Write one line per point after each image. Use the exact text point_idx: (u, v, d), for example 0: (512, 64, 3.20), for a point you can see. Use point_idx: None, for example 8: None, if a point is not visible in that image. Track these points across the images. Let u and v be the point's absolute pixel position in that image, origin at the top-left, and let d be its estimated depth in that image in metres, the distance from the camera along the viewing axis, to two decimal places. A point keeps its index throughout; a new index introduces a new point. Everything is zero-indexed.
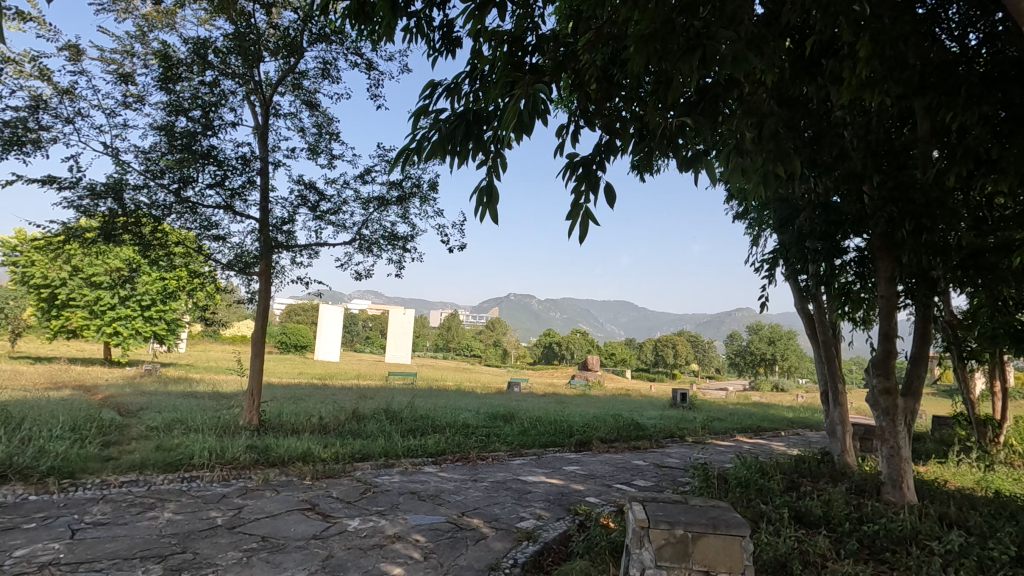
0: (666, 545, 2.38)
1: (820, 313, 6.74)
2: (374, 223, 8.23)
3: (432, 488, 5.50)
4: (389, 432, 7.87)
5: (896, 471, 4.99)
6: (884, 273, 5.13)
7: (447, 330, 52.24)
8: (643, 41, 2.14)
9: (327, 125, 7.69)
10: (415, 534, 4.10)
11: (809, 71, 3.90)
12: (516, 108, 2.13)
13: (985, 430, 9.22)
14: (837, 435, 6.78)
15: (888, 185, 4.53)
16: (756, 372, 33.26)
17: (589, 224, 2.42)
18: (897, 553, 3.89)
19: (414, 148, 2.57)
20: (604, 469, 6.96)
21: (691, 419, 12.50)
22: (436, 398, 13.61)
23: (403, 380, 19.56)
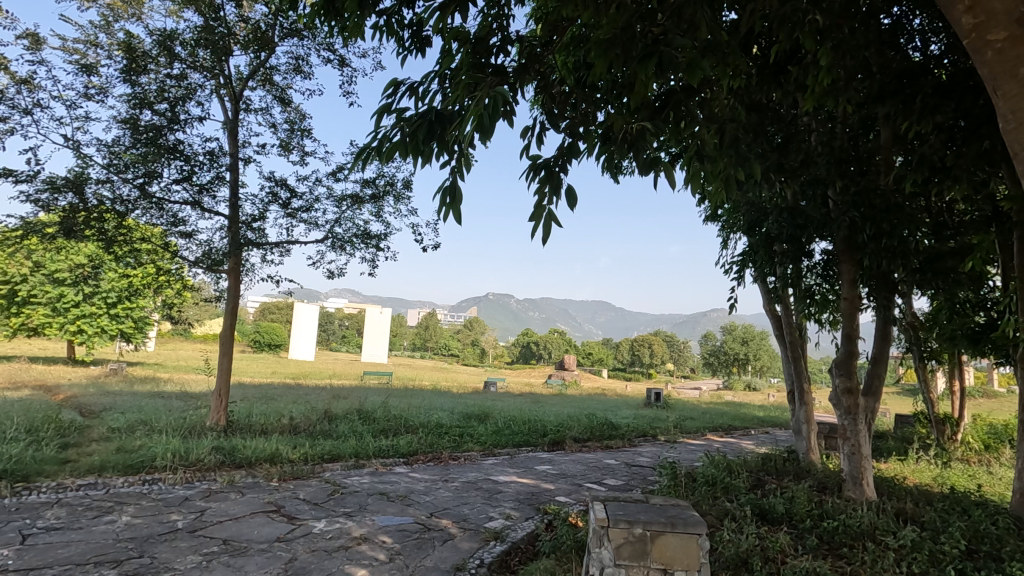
0: (625, 544, 2.41)
1: (787, 314, 6.90)
2: (347, 221, 8.15)
3: (402, 488, 5.47)
4: (361, 432, 7.79)
5: (857, 468, 5.12)
6: (847, 275, 5.24)
7: (424, 330, 51.96)
8: (602, 46, 2.17)
9: (300, 122, 7.58)
10: (382, 536, 4.07)
11: (775, 78, 3.98)
12: (476, 109, 2.12)
13: (944, 429, 9.70)
14: (803, 434, 6.93)
15: (850, 190, 4.65)
16: (729, 372, 33.79)
17: (553, 226, 2.43)
18: (855, 548, 3.99)
19: (377, 147, 2.55)
20: (576, 468, 7.01)
21: (664, 418, 12.66)
22: (411, 398, 13.53)
23: (379, 379, 19.37)
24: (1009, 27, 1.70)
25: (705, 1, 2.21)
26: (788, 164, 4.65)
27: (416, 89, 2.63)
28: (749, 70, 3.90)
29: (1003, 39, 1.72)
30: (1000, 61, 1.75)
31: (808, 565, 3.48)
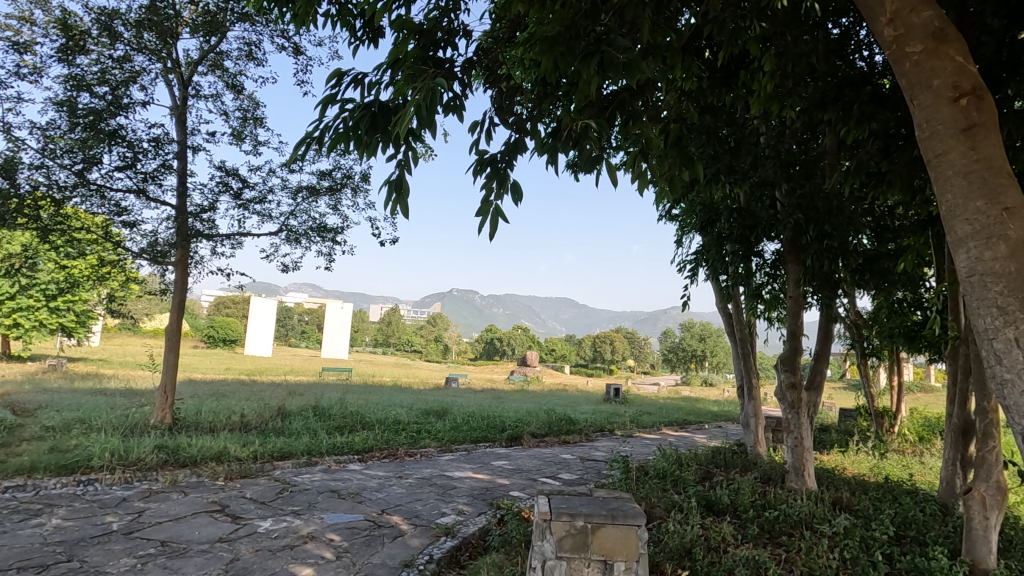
0: (567, 536, 2.45)
1: (737, 312, 7.14)
2: (303, 214, 7.96)
3: (354, 486, 5.39)
4: (315, 429, 7.65)
5: (799, 460, 5.33)
6: (793, 275, 5.41)
7: (386, 326, 51.30)
8: (547, 43, 2.20)
9: (253, 110, 7.35)
10: (330, 534, 4.01)
11: (726, 81, 4.08)
12: (416, 102, 2.09)
13: (882, 421, 10.20)
14: (751, 427, 7.19)
15: (795, 194, 4.83)
16: (687, 368, 34.64)
17: (500, 221, 2.43)
18: (793, 537, 4.15)
19: (319, 138, 2.49)
20: (532, 463, 7.07)
21: (622, 413, 12.90)
22: (368, 394, 13.32)
23: (338, 376, 19.03)
24: (925, 40, 1.80)
25: (647, 3, 2.26)
26: (738, 166, 4.79)
27: (362, 79, 2.57)
28: (700, 74, 4.00)
29: (920, 51, 1.80)
30: (917, 71, 1.81)
31: (748, 554, 3.59)
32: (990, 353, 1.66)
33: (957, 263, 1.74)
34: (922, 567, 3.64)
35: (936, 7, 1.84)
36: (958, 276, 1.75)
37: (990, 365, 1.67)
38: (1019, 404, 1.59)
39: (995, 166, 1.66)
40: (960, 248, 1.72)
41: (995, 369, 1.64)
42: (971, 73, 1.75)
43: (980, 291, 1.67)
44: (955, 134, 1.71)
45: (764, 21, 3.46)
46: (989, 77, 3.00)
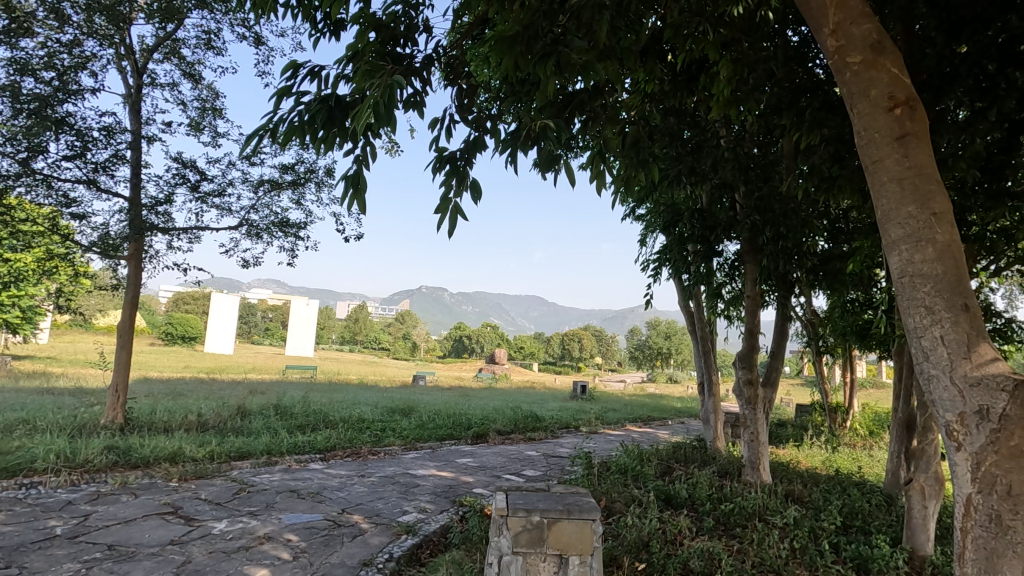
0: (522, 532, 2.48)
1: (699, 310, 7.32)
2: (264, 208, 7.78)
3: (315, 485, 5.31)
4: (276, 428, 7.49)
5: (755, 454, 5.50)
6: (751, 274, 5.56)
7: (353, 323, 50.60)
8: (505, 43, 2.21)
9: (212, 101, 7.14)
10: (287, 534, 3.94)
11: (687, 85, 4.17)
12: (373, 98, 2.06)
13: (836, 416, 10.61)
14: (711, 423, 7.39)
15: (753, 196, 4.97)
16: (653, 366, 35.25)
17: (459, 220, 2.43)
18: (746, 528, 4.28)
19: (275, 131, 2.43)
20: (497, 460, 7.10)
21: (587, 410, 13.04)
22: (332, 393, 13.10)
23: (302, 374, 18.68)
24: (864, 52, 1.88)
25: (604, 6, 2.29)
26: (699, 168, 4.87)
27: (320, 72, 2.52)
28: (661, 76, 4.07)
29: (859, 61, 1.89)
30: (856, 81, 1.89)
31: (703, 546, 3.69)
32: (918, 350, 1.75)
33: (890, 265, 1.83)
34: (865, 555, 3.80)
35: (875, 20, 1.93)
36: (891, 278, 1.84)
37: (918, 362, 1.77)
38: (942, 398, 1.68)
39: (925, 174, 1.75)
40: (893, 250, 1.80)
41: (922, 365, 1.73)
42: (905, 84, 1.84)
43: (910, 291, 1.76)
44: (889, 142, 1.80)
45: (722, 27, 3.55)
46: (930, 88, 3.15)
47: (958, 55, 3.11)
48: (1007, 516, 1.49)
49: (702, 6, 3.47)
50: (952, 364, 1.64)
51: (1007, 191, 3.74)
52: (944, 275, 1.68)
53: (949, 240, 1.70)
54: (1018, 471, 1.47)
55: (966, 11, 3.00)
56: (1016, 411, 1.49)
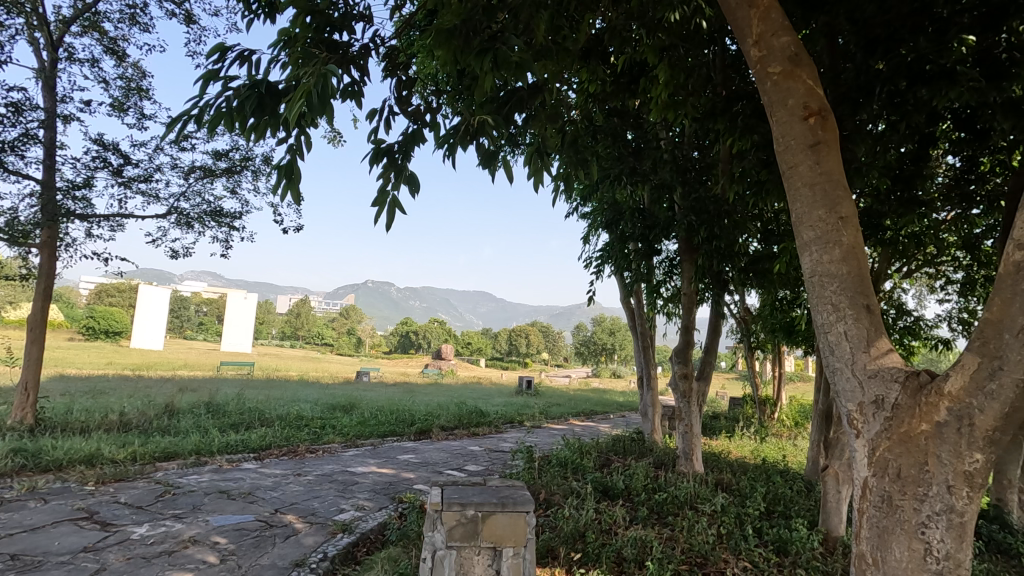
0: (456, 526, 2.49)
1: (639, 306, 7.53)
2: (195, 196, 7.39)
3: (246, 485, 5.11)
4: (207, 427, 7.16)
5: (688, 445, 5.72)
6: (687, 272, 5.79)
7: (294, 318, 48.98)
8: (443, 36, 2.19)
9: (138, 80, 6.70)
10: (215, 537, 3.78)
11: (628, 87, 4.26)
12: (304, 86, 1.99)
13: (765, 408, 11.21)
14: (649, 416, 7.64)
15: (690, 197, 5.15)
16: (597, 362, 36.03)
17: (397, 212, 2.40)
18: (677, 516, 4.45)
19: (201, 116, 2.31)
20: (439, 456, 7.07)
21: (532, 405, 13.22)
22: (270, 389, 12.66)
23: (238, 370, 17.91)
24: (783, 63, 1.99)
25: (541, 5, 2.32)
26: (640, 168, 4.99)
27: (250, 56, 2.40)
28: (604, 77, 4.15)
29: (778, 72, 1.99)
30: (776, 91, 2.00)
31: (636, 534, 3.80)
32: (824, 345, 1.87)
33: (803, 265, 1.94)
34: (784, 538, 4.04)
35: (793, 33, 2.04)
36: (804, 277, 1.95)
37: (825, 355, 1.89)
38: (845, 389, 1.81)
39: (834, 180, 1.88)
40: (805, 252, 1.92)
41: (827, 359, 1.85)
42: (818, 96, 1.96)
43: (819, 290, 1.88)
44: (804, 149, 1.91)
45: (661, 32, 3.64)
46: (849, 101, 3.36)
47: (873, 71, 3.32)
48: (896, 496, 1.61)
49: (642, 10, 3.56)
50: (854, 357, 1.77)
51: (915, 199, 4.06)
52: (848, 276, 1.81)
53: (854, 242, 1.83)
54: (906, 455, 1.60)
55: (880, 30, 3.21)
56: (906, 400, 1.63)
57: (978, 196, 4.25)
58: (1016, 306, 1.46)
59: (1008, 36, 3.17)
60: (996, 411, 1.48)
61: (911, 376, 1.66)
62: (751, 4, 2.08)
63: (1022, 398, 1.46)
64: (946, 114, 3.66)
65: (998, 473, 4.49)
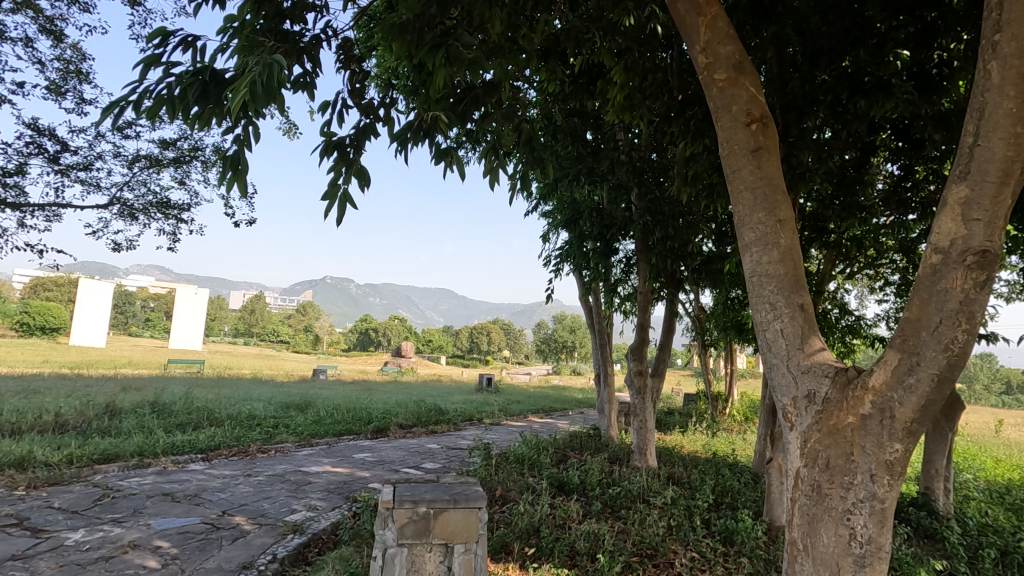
0: (408, 523, 2.49)
1: (597, 304, 7.65)
2: (140, 186, 7.07)
3: (193, 487, 4.94)
4: (151, 427, 6.87)
5: (642, 440, 5.86)
6: (643, 272, 5.92)
7: (248, 314, 47.47)
8: (395, 30, 2.16)
9: (78, 62, 6.35)
10: (157, 541, 3.64)
11: (586, 88, 4.31)
12: (248, 76, 1.93)
13: (717, 404, 11.57)
14: (605, 412, 7.77)
15: (646, 198, 5.24)
16: (557, 359, 36.36)
17: (348, 207, 2.37)
18: (630, 509, 4.55)
19: (141, 103, 2.22)
20: (396, 454, 7.00)
21: (491, 402, 13.26)
22: (221, 388, 12.24)
23: (187, 368, 17.25)
24: (728, 70, 2.06)
25: (494, 5, 2.33)
26: (598, 168, 5.06)
27: (194, 41, 2.32)
28: (563, 77, 4.19)
29: (723, 79, 2.07)
30: (721, 97, 2.07)
31: (589, 528, 3.87)
32: (763, 342, 1.96)
33: (744, 264, 2.02)
34: (731, 528, 4.18)
35: (738, 42, 2.12)
36: (745, 276, 2.03)
37: (764, 352, 1.98)
38: (781, 384, 1.89)
39: (774, 185, 1.96)
40: (746, 252, 2.00)
41: (766, 355, 1.94)
42: (760, 103, 2.04)
43: (758, 289, 1.96)
44: (746, 154, 1.99)
45: (618, 36, 3.72)
46: (796, 108, 3.50)
47: (818, 81, 3.48)
48: (825, 485, 1.71)
49: (600, 13, 3.61)
50: (790, 355, 1.86)
51: (856, 204, 4.34)
52: (785, 276, 1.90)
53: (790, 244, 1.92)
54: (834, 446, 1.69)
55: (825, 41, 3.37)
56: (835, 394, 1.72)
57: (913, 202, 4.50)
58: (933, 306, 1.56)
59: (940, 52, 3.38)
60: (915, 403, 1.58)
61: (840, 371, 1.76)
62: (699, 11, 2.14)
63: (937, 392, 1.56)
64: (885, 124, 3.86)
65: (927, 464, 4.78)
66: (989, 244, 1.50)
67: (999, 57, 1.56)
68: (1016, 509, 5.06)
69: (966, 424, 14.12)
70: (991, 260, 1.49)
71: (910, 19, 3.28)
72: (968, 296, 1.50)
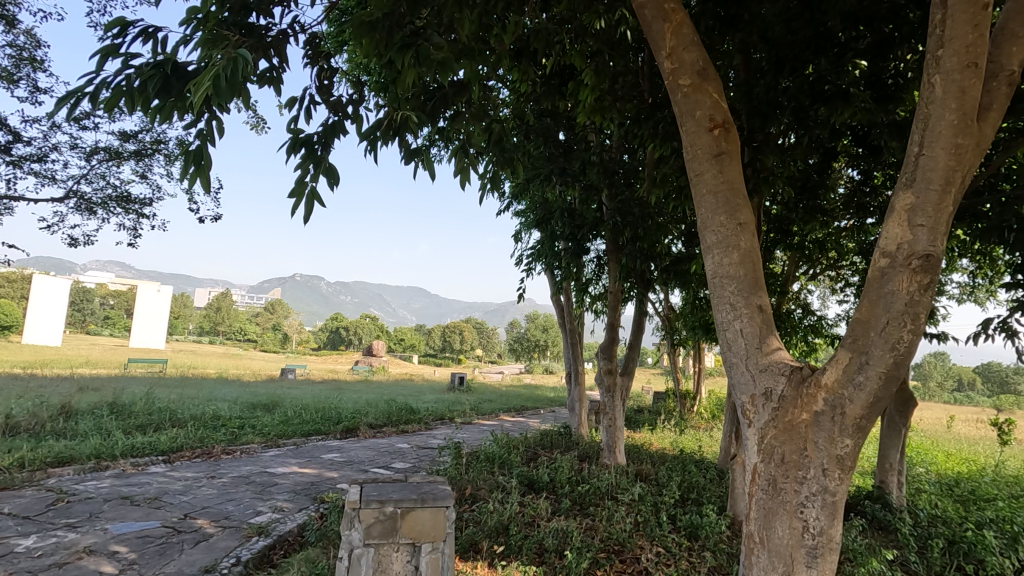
0: (375, 523, 2.48)
1: (568, 303, 7.71)
2: (98, 179, 6.83)
3: (153, 490, 4.80)
4: (110, 429, 6.64)
5: (611, 438, 5.93)
6: (613, 272, 5.99)
7: (213, 312, 46.23)
8: (364, 28, 2.14)
9: (32, 50, 6.10)
10: (114, 546, 3.53)
11: (558, 89, 4.34)
12: (213, 71, 1.90)
13: (685, 402, 11.79)
14: (575, 410, 7.84)
15: (616, 199, 5.30)
16: (530, 358, 36.47)
17: (316, 204, 2.35)
18: (598, 506, 4.61)
19: (98, 95, 2.16)
20: (365, 454, 6.93)
21: (463, 402, 13.24)
22: (184, 388, 11.91)
23: (148, 368, 16.72)
24: (693, 76, 2.11)
25: (464, 6, 2.33)
26: (570, 169, 5.10)
27: (154, 33, 2.26)
28: (534, 78, 4.21)
29: (688, 85, 2.12)
30: (685, 102, 2.12)
31: (558, 526, 3.92)
32: (723, 341, 2.02)
33: (707, 266, 2.07)
34: (696, 524, 4.27)
35: (702, 49, 2.17)
36: (708, 278, 2.08)
37: (724, 352, 2.03)
38: (740, 383, 1.95)
39: (735, 189, 2.02)
40: (708, 254, 2.05)
41: (726, 354, 2.00)
42: (722, 109, 2.10)
43: (719, 290, 2.01)
44: (708, 159, 2.04)
45: (588, 37, 3.75)
46: (760, 114, 3.59)
47: (781, 87, 3.58)
48: (780, 479, 1.77)
49: (572, 15, 3.65)
50: (748, 354, 1.92)
51: (818, 208, 4.48)
52: (744, 278, 1.96)
53: (750, 246, 1.98)
54: (789, 442, 1.75)
55: (788, 49, 3.47)
56: (791, 391, 1.78)
57: (872, 207, 4.66)
58: (881, 307, 1.63)
59: (896, 62, 3.51)
60: (864, 401, 1.65)
61: (796, 370, 1.82)
62: (665, 18, 2.18)
63: (884, 388, 1.63)
64: (846, 131, 3.99)
65: (881, 458, 4.97)
66: (932, 249, 1.58)
67: (942, 71, 1.64)
68: (963, 501, 5.31)
69: (920, 420, 14.72)
70: (934, 263, 1.57)
71: (868, 29, 3.41)
72: (912, 298, 1.58)
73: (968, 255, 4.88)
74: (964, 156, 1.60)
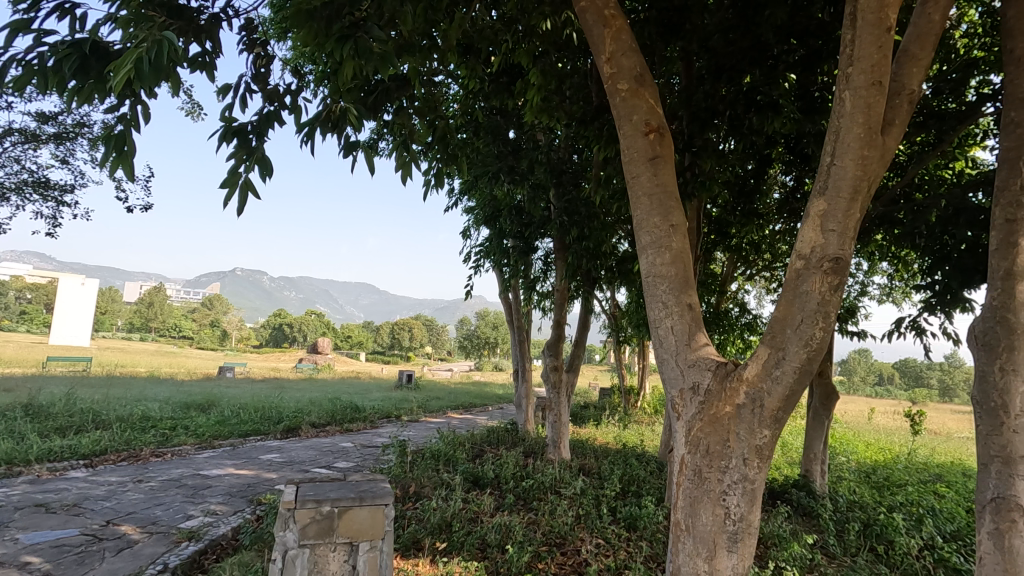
0: (311, 523, 2.43)
1: (516, 301, 7.75)
2: (11, 163, 6.32)
3: (72, 496, 4.50)
4: (23, 432, 6.18)
5: (557, 433, 6.03)
6: (560, 270, 6.07)
7: (145, 308, 43.68)
8: (301, 16, 2.09)
9: None
10: (26, 556, 3.30)
11: (505, 87, 4.36)
12: (136, 53, 1.80)
13: (630, 397, 12.08)
14: (522, 406, 7.90)
15: (563, 198, 5.38)
16: (480, 355, 36.41)
17: (250, 195, 2.26)
18: (541, 500, 4.68)
19: (7, 72, 2.01)
20: (307, 454, 6.74)
21: (411, 399, 13.08)
22: (111, 388, 11.22)
23: (70, 367, 15.64)
24: (630, 82, 2.18)
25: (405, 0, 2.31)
26: (518, 167, 5.14)
27: (72, 9, 2.12)
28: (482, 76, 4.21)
29: (626, 89, 2.18)
30: (623, 106, 2.19)
31: (500, 521, 3.95)
32: (655, 338, 2.10)
33: (643, 265, 2.13)
34: (635, 515, 4.41)
35: (640, 55, 2.24)
36: (643, 277, 2.15)
37: (657, 349, 2.11)
38: (671, 377, 2.03)
39: (668, 192, 2.10)
40: (643, 254, 2.12)
41: (658, 351, 2.08)
42: (658, 114, 2.17)
43: (652, 289, 2.09)
44: (644, 162, 2.11)
45: (536, 37, 3.77)
46: (700, 120, 3.68)
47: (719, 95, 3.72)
48: (705, 469, 1.86)
49: (519, 13, 3.66)
50: (678, 350, 2.00)
51: (754, 212, 4.70)
52: (675, 277, 2.04)
53: (682, 247, 2.06)
54: (713, 433, 1.85)
55: (726, 59, 3.61)
56: (716, 385, 1.88)
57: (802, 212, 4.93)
58: (797, 305, 1.74)
59: (823, 76, 3.72)
60: (781, 393, 1.75)
61: (721, 365, 1.92)
62: (605, 24, 2.24)
63: (799, 382, 1.74)
64: (778, 139, 4.19)
65: (806, 449, 5.28)
66: (841, 252, 1.70)
67: (852, 87, 1.76)
68: (878, 487, 5.71)
69: (844, 412, 15.67)
70: (843, 266, 1.70)
71: (800, 43, 3.59)
72: (824, 297, 1.69)
73: (886, 258, 5.24)
74: (870, 167, 1.73)
